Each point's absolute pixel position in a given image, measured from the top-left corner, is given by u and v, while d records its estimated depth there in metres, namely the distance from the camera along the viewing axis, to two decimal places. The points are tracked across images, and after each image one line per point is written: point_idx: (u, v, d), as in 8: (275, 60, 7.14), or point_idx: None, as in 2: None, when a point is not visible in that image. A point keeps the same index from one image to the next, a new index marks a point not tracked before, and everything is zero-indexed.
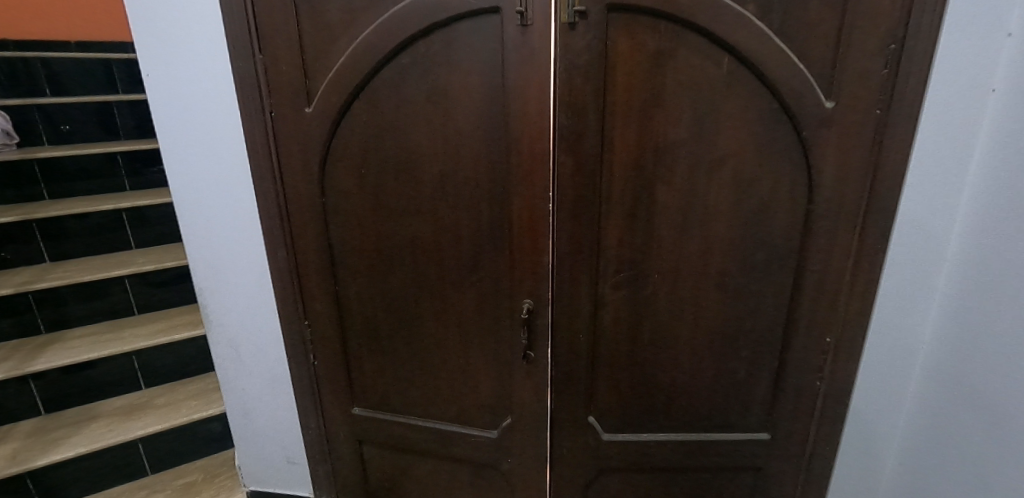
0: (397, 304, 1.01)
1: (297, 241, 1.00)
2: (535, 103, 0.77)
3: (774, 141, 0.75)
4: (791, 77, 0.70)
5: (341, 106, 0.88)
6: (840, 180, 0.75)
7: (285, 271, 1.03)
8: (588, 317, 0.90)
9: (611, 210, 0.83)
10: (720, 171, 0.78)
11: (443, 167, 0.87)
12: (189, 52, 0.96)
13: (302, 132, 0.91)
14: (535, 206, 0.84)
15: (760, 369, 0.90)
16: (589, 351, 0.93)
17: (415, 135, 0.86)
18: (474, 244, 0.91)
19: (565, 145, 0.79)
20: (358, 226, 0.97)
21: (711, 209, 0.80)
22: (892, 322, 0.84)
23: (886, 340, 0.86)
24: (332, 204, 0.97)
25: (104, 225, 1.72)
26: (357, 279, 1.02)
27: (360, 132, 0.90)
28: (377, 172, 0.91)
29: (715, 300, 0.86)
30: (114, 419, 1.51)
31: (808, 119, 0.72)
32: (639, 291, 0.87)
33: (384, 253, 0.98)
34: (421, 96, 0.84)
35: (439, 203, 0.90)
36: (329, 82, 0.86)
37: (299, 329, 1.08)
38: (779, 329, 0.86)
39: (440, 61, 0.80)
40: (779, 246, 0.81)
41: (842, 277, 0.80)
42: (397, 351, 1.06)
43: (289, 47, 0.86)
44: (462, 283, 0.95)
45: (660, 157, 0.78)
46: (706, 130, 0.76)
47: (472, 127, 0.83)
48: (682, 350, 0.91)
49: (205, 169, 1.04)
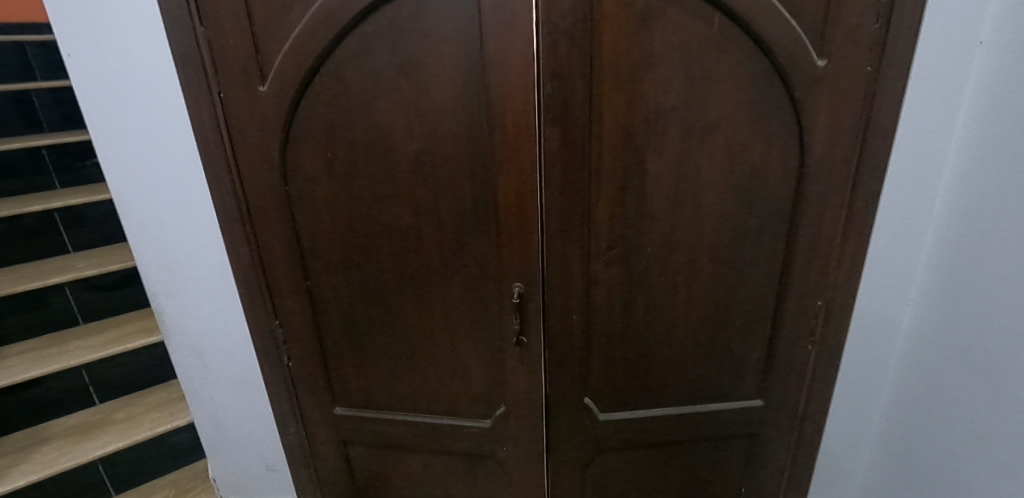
0: (376, 294, 0.96)
1: (261, 235, 0.94)
2: (518, 72, 0.72)
3: (767, 104, 0.72)
4: (783, 35, 0.67)
5: (299, 82, 0.80)
6: (831, 141, 0.73)
7: (250, 267, 0.97)
8: (581, 297, 0.86)
9: (602, 184, 0.79)
10: (712, 137, 0.75)
11: (420, 145, 0.80)
12: (118, 27, 0.84)
13: (257, 115, 0.84)
14: (522, 184, 0.79)
15: (753, 337, 0.89)
16: (583, 331, 0.90)
17: (386, 113, 0.80)
18: (456, 226, 0.85)
19: (551, 116, 0.74)
20: (329, 213, 0.91)
21: (702, 178, 0.77)
22: (880, 281, 0.85)
23: (875, 299, 0.87)
24: (297, 193, 0.91)
25: (35, 227, 1.59)
26: (329, 271, 0.96)
27: (323, 112, 0.83)
28: (347, 153, 0.85)
29: (709, 271, 0.84)
30: (68, 440, 1.40)
31: (800, 80, 0.70)
32: (632, 267, 0.84)
33: (359, 241, 0.92)
34: (390, 70, 0.77)
35: (417, 185, 0.84)
36: (284, 56, 0.78)
37: (270, 329, 1.02)
38: (770, 297, 0.86)
39: (411, 28, 0.73)
40: (771, 213, 0.79)
41: (834, 240, 0.80)
42: (379, 344, 1.01)
43: (237, 20, 0.77)
44: (445, 269, 0.89)
45: (651, 125, 0.74)
46: (697, 96, 0.72)
47: (449, 101, 0.76)
48: (676, 323, 0.89)
49: (147, 162, 0.93)
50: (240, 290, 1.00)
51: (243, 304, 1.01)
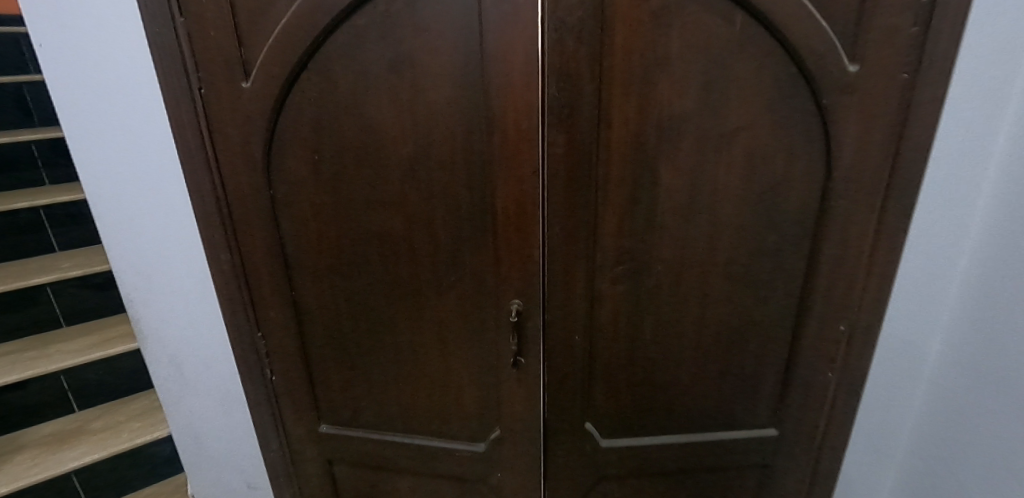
0: (364, 306, 0.90)
1: (243, 242, 0.88)
2: (521, 72, 0.66)
3: (792, 110, 0.66)
4: (812, 35, 0.61)
5: (285, 79, 0.75)
6: (860, 152, 0.67)
7: (232, 276, 0.91)
8: (584, 316, 0.80)
9: (609, 194, 0.73)
10: (730, 147, 0.69)
11: (413, 149, 0.75)
12: (93, 17, 0.78)
13: (240, 113, 0.78)
14: (523, 193, 0.73)
15: (768, 362, 0.83)
16: (585, 352, 0.83)
17: (378, 113, 0.74)
18: (451, 237, 0.79)
19: (556, 120, 0.68)
20: (315, 220, 0.85)
21: (719, 190, 0.71)
22: (910, 305, 0.79)
23: (903, 325, 0.80)
24: (282, 198, 0.85)
25: (24, 223, 1.55)
26: (315, 280, 0.90)
27: (309, 112, 0.77)
28: (335, 156, 0.79)
29: (723, 290, 0.78)
30: (42, 450, 1.33)
31: (829, 86, 0.64)
32: (640, 285, 0.78)
33: (347, 250, 0.85)
34: (382, 67, 0.71)
35: (409, 191, 0.78)
36: (268, 50, 0.72)
37: (252, 341, 0.96)
38: (788, 319, 0.80)
39: (405, 22, 0.67)
40: (792, 230, 0.73)
41: (859, 260, 0.74)
42: (367, 359, 0.94)
43: (219, 10, 0.71)
44: (438, 283, 0.83)
45: (664, 132, 0.68)
46: (716, 102, 0.66)
47: (445, 102, 0.70)
48: (686, 346, 0.83)
49: (124, 161, 0.87)
50: (220, 299, 0.94)
51: (223, 314, 0.95)
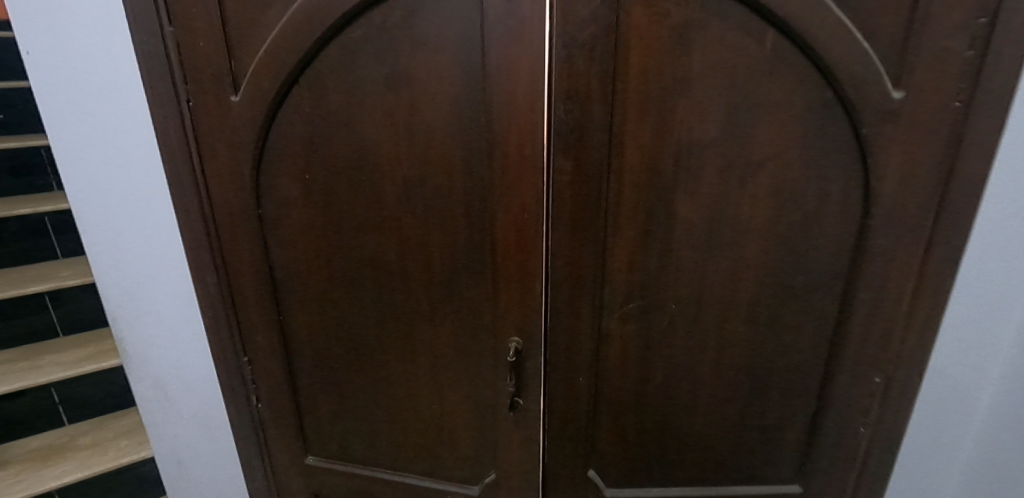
0: (354, 335, 0.84)
1: (230, 263, 0.83)
2: (525, 93, 0.60)
3: (827, 139, 0.59)
4: (853, 57, 0.55)
5: (275, 93, 0.70)
6: (903, 187, 0.60)
7: (217, 298, 0.86)
8: (590, 356, 0.73)
9: (620, 226, 0.66)
10: (756, 179, 0.62)
11: (408, 172, 0.69)
12: (81, 24, 0.74)
13: (229, 128, 0.74)
14: (526, 222, 0.67)
15: (793, 413, 0.75)
16: (590, 394, 0.76)
17: (372, 133, 0.69)
18: (447, 266, 0.73)
19: (563, 144, 0.62)
20: (305, 242, 0.80)
21: (742, 225, 0.65)
22: (958, 357, 0.70)
23: (950, 380, 0.71)
24: (271, 218, 0.80)
25: (25, 230, 1.52)
26: (304, 306, 0.85)
27: (300, 128, 0.72)
28: (326, 177, 0.74)
29: (744, 333, 0.71)
30: (27, 466, 1.30)
31: (870, 114, 0.57)
32: (652, 325, 0.71)
33: (338, 275, 0.80)
34: (378, 83, 0.66)
35: (404, 216, 0.72)
36: (258, 62, 0.68)
37: (237, 367, 0.91)
38: (816, 368, 0.72)
39: (402, 35, 0.62)
40: (823, 270, 0.66)
41: (900, 307, 0.66)
42: (356, 391, 0.88)
43: (209, 20, 0.67)
44: (433, 314, 0.77)
45: (682, 160, 0.62)
46: (741, 129, 0.60)
47: (444, 122, 0.65)
48: (701, 391, 0.75)
49: (111, 175, 0.83)
50: (205, 322, 0.89)
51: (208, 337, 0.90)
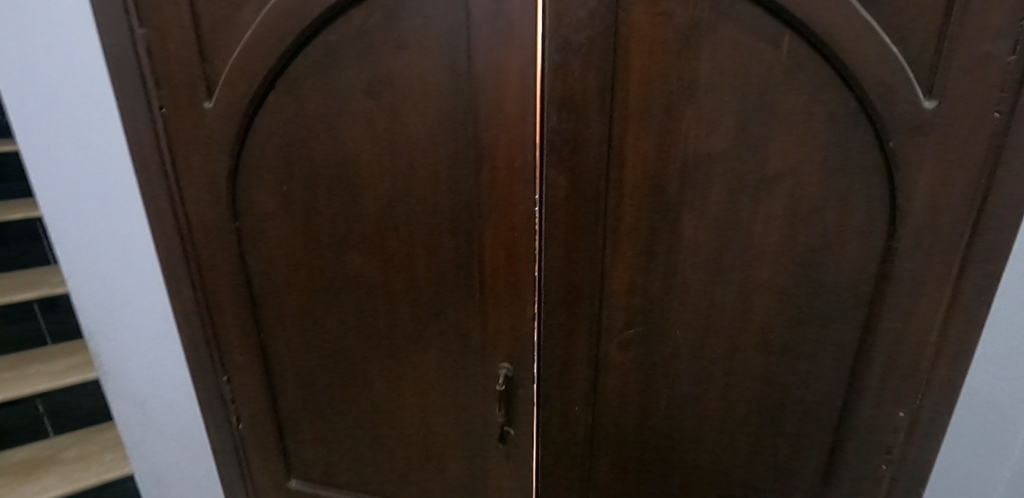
0: (337, 356, 0.79)
1: (208, 278, 0.79)
2: (516, 102, 0.55)
3: (849, 153, 0.54)
4: (881, 63, 0.49)
5: (250, 99, 0.65)
6: (935, 208, 0.54)
7: (195, 314, 0.82)
8: (587, 384, 0.68)
9: (619, 246, 0.61)
10: (770, 196, 0.57)
11: (390, 185, 0.64)
12: (45, 23, 0.69)
13: (203, 136, 0.69)
14: (516, 241, 0.62)
15: (808, 449, 0.69)
16: (587, 425, 0.71)
17: (351, 143, 0.64)
18: (433, 286, 0.68)
19: (556, 158, 0.57)
20: (284, 257, 0.74)
21: (753, 246, 0.59)
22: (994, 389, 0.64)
23: (985, 412, 0.65)
24: (249, 232, 0.75)
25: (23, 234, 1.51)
26: (285, 324, 0.80)
27: (277, 137, 0.67)
28: (304, 189, 0.69)
29: (755, 362, 0.65)
30: (10, 479, 1.26)
31: (898, 126, 0.51)
32: (654, 352, 0.66)
33: (319, 293, 0.75)
34: (358, 90, 0.61)
35: (386, 232, 0.67)
36: (231, 67, 0.63)
37: (217, 386, 0.86)
38: (834, 401, 0.66)
39: (382, 38, 0.57)
40: (843, 297, 0.60)
41: (927, 337, 0.60)
42: (340, 414, 0.83)
43: (178, 22, 0.63)
44: (418, 336, 0.72)
45: (688, 176, 0.57)
46: (753, 142, 0.54)
47: (430, 133, 0.60)
48: (708, 423, 0.70)
49: (83, 185, 0.79)
50: (183, 338, 0.85)
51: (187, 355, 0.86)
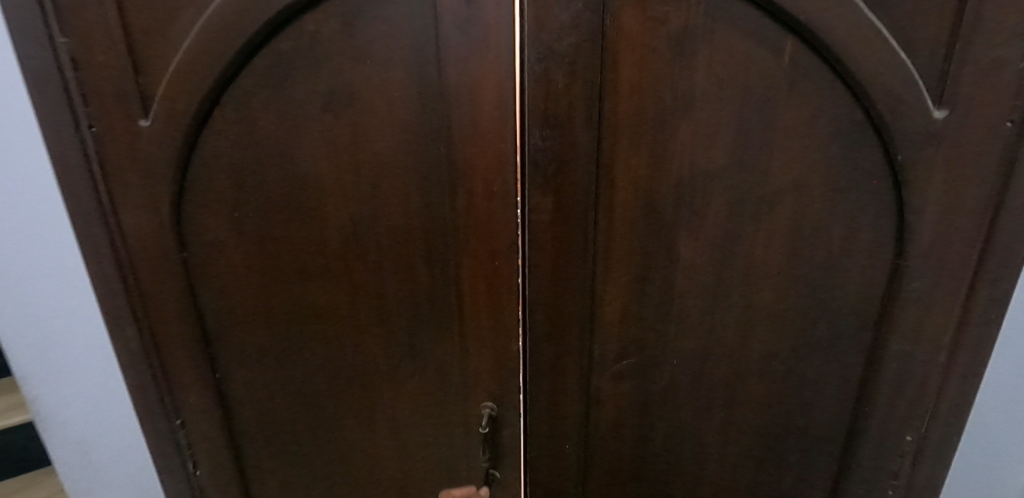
0: (305, 397, 0.70)
1: (156, 327, 0.65)
2: (494, 117, 0.50)
3: (856, 167, 0.50)
4: (890, 70, 0.44)
5: (197, 112, 0.53)
6: (943, 225, 0.50)
7: (143, 358, 0.67)
8: (580, 412, 0.65)
9: (610, 271, 0.56)
10: (774, 214, 0.52)
11: (358, 212, 0.58)
12: None
13: (144, 158, 0.55)
14: (498, 269, 0.58)
15: (812, 473, 0.66)
16: (580, 454, 0.67)
17: (312, 165, 0.56)
18: (409, 318, 0.63)
19: (541, 180, 0.51)
20: (240, 291, 0.64)
21: (755, 267, 0.55)
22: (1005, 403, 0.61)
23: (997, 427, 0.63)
24: (200, 263, 0.62)
25: None
26: (244, 366, 0.69)
27: (228, 154, 0.56)
28: (261, 215, 0.59)
29: (757, 387, 0.62)
30: None
31: (909, 138, 0.47)
32: (649, 379, 0.62)
33: (282, 329, 0.66)
34: (312, 105, 0.53)
35: (356, 263, 0.61)
36: (177, 71, 0.50)
37: (174, 445, 0.73)
38: (839, 424, 0.62)
39: (340, 46, 0.50)
40: (849, 318, 0.56)
41: (936, 359, 0.56)
42: (311, 458, 0.75)
43: (96, 8, 0.47)
44: (393, 370, 0.67)
45: (684, 195, 0.52)
46: (755, 157, 0.50)
47: (400, 153, 0.54)
48: (708, 448, 0.66)
49: (7, 210, 0.66)
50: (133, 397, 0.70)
51: (141, 415, 0.71)
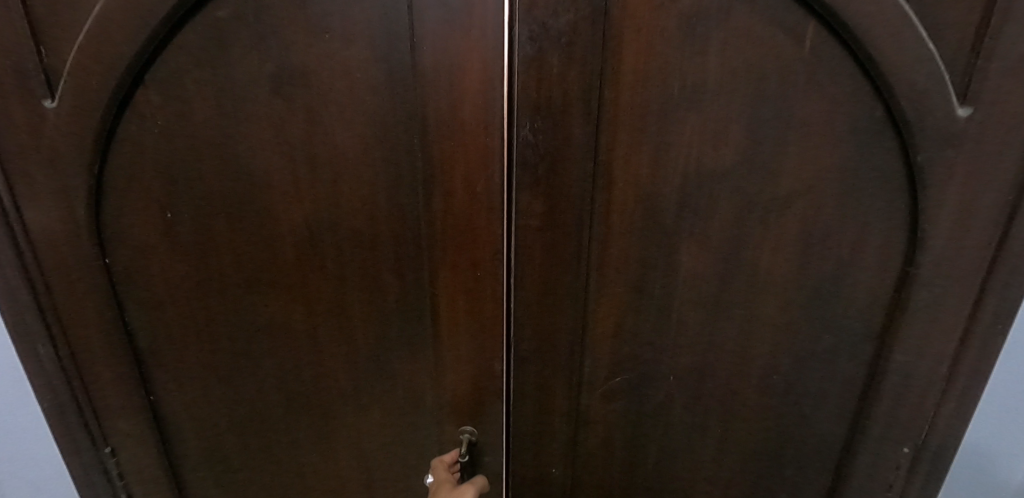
0: (256, 421, 0.62)
1: (76, 344, 0.55)
2: (476, 106, 0.43)
3: (871, 169, 0.45)
4: (914, 61, 0.39)
5: (114, 93, 0.44)
6: (958, 231, 0.45)
7: (61, 378, 0.57)
8: (568, 426, 0.60)
9: (605, 279, 0.52)
10: (781, 218, 0.48)
11: (316, 214, 0.50)
12: None
13: (51, 146, 0.45)
14: (481, 279, 0.51)
15: (807, 486, 0.63)
16: (568, 468, 0.64)
17: (259, 159, 0.48)
18: (376, 333, 0.56)
19: (531, 180, 0.46)
20: (175, 303, 0.55)
21: (759, 273, 0.51)
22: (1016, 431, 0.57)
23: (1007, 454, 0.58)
24: (126, 271, 0.53)
25: None
26: (183, 388, 0.60)
27: (155, 144, 0.47)
28: (198, 216, 0.50)
29: (754, 400, 0.58)
30: None
31: (930, 138, 0.42)
32: (643, 392, 0.58)
33: (228, 346, 0.57)
34: (253, 87, 0.44)
35: (314, 272, 0.53)
36: (86, 42, 0.41)
37: (103, 476, 0.63)
38: (837, 438, 0.59)
39: (286, 15, 0.41)
40: (854, 329, 0.53)
41: (938, 371, 0.52)
42: (263, 486, 0.67)
43: None
44: (357, 391, 0.60)
45: (687, 197, 0.47)
46: (765, 156, 0.45)
47: (366, 147, 0.47)
48: (700, 462, 0.62)
49: None
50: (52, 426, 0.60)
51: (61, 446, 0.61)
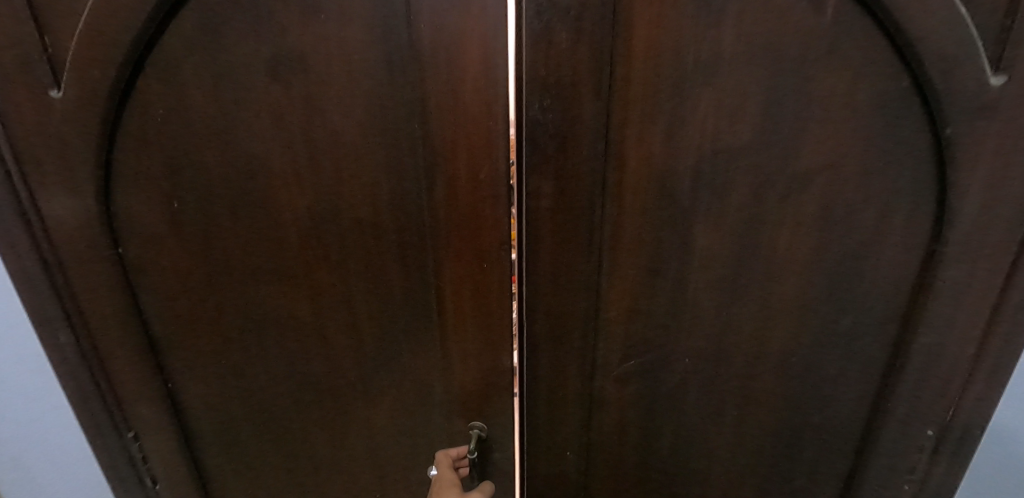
0: (269, 408, 0.62)
1: (94, 333, 0.56)
2: (482, 86, 0.42)
3: (895, 143, 0.43)
4: (945, 28, 0.37)
5: (117, 81, 0.43)
6: (986, 207, 0.43)
7: (82, 366, 0.58)
8: (582, 406, 0.60)
9: (617, 261, 0.51)
10: (800, 195, 0.46)
11: (321, 200, 0.49)
12: None
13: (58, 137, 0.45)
14: (490, 263, 0.51)
15: (825, 468, 0.62)
16: (582, 449, 0.64)
17: (263, 146, 0.47)
18: (384, 320, 0.56)
19: (542, 159, 0.45)
20: (186, 292, 0.55)
21: (776, 252, 0.49)
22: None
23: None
24: (137, 261, 0.53)
25: None
26: (198, 376, 0.60)
27: (160, 132, 0.46)
28: (204, 205, 0.50)
29: (770, 382, 0.57)
30: None
31: (959, 108, 0.40)
32: (657, 374, 0.58)
33: (239, 334, 0.58)
34: (254, 72, 0.43)
35: (320, 260, 0.53)
36: (85, 29, 0.40)
37: (128, 461, 0.65)
38: (857, 419, 0.58)
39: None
40: (875, 309, 0.51)
41: (965, 355, 0.50)
42: (279, 472, 0.68)
43: None
44: (368, 378, 0.60)
45: (702, 175, 0.46)
46: (783, 131, 0.44)
47: (369, 130, 0.46)
48: (715, 445, 0.62)
49: None
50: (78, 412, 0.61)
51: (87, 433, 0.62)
